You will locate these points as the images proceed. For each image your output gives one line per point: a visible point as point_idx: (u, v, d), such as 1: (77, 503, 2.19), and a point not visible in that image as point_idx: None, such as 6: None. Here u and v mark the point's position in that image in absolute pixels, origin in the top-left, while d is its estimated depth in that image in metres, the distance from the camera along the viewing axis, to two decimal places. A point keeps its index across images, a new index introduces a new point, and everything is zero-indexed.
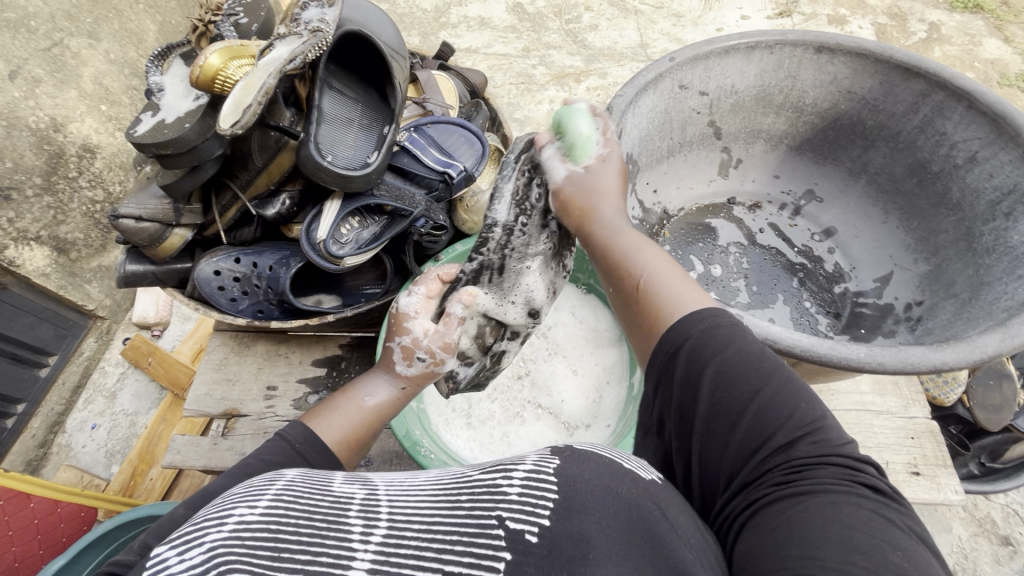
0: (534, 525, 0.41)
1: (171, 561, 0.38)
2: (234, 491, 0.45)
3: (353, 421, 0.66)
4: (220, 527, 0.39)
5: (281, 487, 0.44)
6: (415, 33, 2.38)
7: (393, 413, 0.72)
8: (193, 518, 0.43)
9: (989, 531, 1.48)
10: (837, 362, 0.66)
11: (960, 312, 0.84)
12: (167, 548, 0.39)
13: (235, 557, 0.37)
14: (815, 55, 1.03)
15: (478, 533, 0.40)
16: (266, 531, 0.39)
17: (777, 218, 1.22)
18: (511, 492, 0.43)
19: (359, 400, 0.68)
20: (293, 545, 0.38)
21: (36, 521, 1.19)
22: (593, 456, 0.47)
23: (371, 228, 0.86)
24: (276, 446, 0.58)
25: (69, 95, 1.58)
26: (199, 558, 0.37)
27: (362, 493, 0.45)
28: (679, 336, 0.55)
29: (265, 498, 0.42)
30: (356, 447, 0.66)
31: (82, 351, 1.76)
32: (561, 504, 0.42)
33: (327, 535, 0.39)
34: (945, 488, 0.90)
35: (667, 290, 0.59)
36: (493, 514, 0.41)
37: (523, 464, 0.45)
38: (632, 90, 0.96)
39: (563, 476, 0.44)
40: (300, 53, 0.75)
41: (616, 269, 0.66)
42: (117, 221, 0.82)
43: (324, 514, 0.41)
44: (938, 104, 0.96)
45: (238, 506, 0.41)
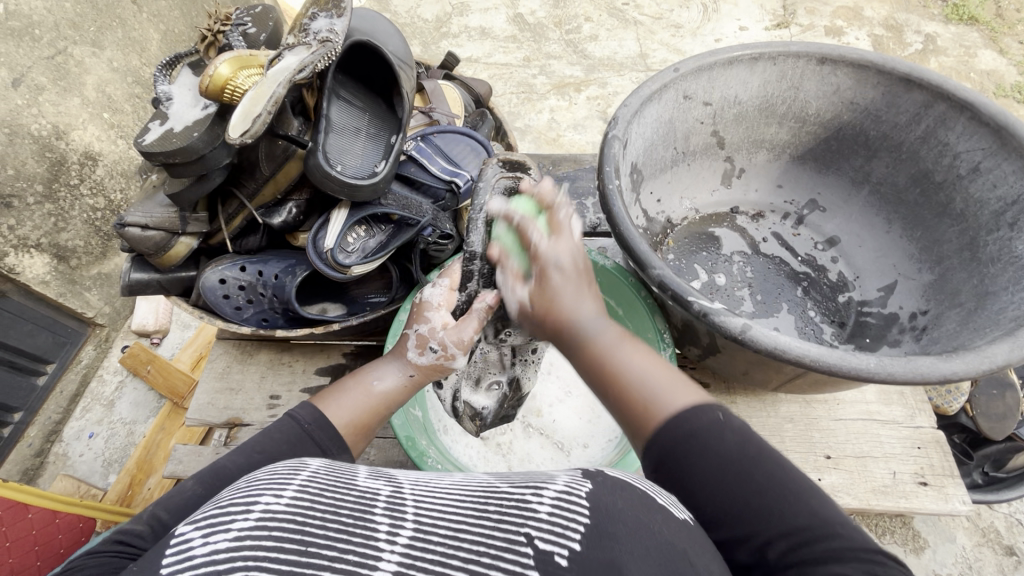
0: (564, 547, 0.42)
1: (194, 545, 0.37)
2: (258, 478, 0.45)
3: (362, 405, 0.67)
4: (249, 514, 0.39)
5: (306, 477, 0.44)
6: (416, 43, 2.40)
7: (402, 403, 0.71)
8: (215, 500, 0.43)
9: (993, 541, 1.47)
10: (847, 371, 0.66)
11: (966, 321, 0.84)
12: (190, 529, 0.39)
13: (263, 549, 0.37)
14: (817, 66, 1.04)
15: (506, 548, 0.41)
16: (293, 522, 0.39)
17: (781, 227, 1.22)
18: (541, 510, 0.44)
19: (369, 384, 0.68)
20: (319, 540, 0.38)
21: (34, 532, 1.18)
22: (626, 485, 0.48)
23: (378, 237, 0.86)
24: (286, 427, 0.61)
25: (72, 103, 1.59)
26: (224, 545, 0.37)
27: (387, 490, 0.45)
28: (671, 438, 0.53)
29: (291, 488, 0.42)
30: (365, 433, 0.67)
31: (81, 359, 1.75)
32: (592, 528, 0.43)
33: (353, 532, 0.39)
34: (953, 499, 0.90)
35: (650, 389, 0.56)
36: (522, 530, 0.42)
37: (554, 484, 0.46)
38: (637, 100, 0.96)
39: (595, 499, 0.45)
40: (309, 62, 0.75)
41: (598, 374, 0.59)
42: (123, 229, 0.82)
43: (351, 508, 0.41)
44: (940, 115, 0.97)
45: (264, 494, 0.41)
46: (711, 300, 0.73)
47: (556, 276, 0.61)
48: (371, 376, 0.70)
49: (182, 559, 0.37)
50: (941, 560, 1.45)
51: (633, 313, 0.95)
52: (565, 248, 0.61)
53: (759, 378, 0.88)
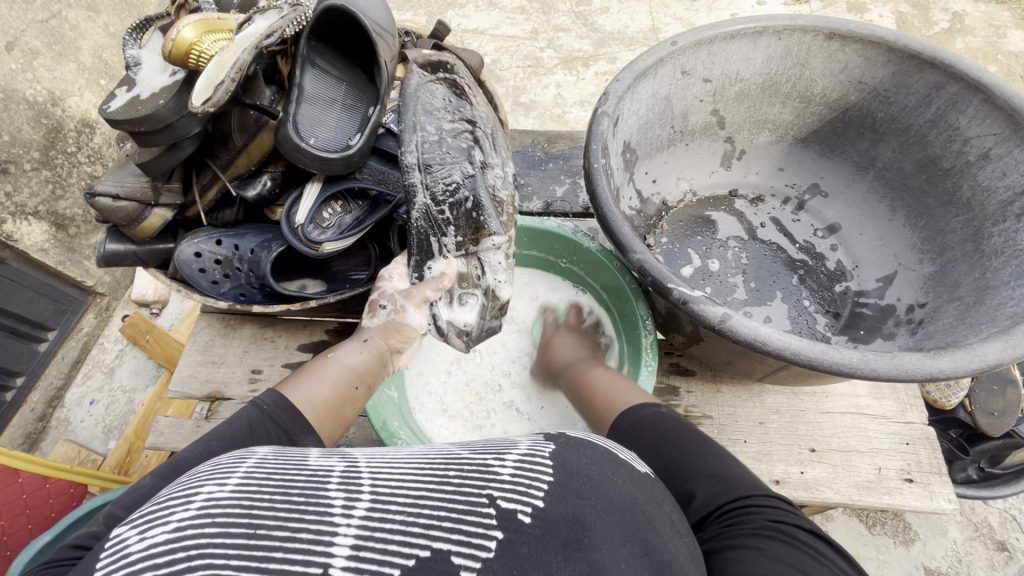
0: (528, 505, 0.40)
1: (129, 542, 0.34)
2: (198, 471, 0.42)
3: (325, 384, 0.68)
4: (188, 505, 0.36)
5: (253, 464, 0.41)
6: (421, 12, 2.33)
7: (363, 380, 0.73)
8: (155, 496, 0.40)
9: (985, 536, 1.46)
10: (828, 366, 0.63)
11: (963, 315, 0.80)
12: (127, 529, 0.36)
13: (205, 537, 0.34)
14: (825, 42, 0.98)
15: (468, 510, 0.38)
16: (239, 507, 0.36)
17: (780, 212, 1.18)
18: (503, 472, 0.42)
19: (332, 360, 0.72)
20: (270, 522, 0.35)
21: (23, 496, 1.20)
22: (588, 445, 0.48)
23: (354, 213, 0.84)
24: (247, 413, 0.59)
25: (67, 68, 1.56)
26: (163, 537, 0.34)
27: (341, 465, 0.42)
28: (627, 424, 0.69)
29: (235, 476, 0.39)
30: (337, 419, 0.67)
31: (82, 328, 1.76)
32: (556, 487, 0.41)
33: (305, 509, 0.36)
34: (938, 497, 0.88)
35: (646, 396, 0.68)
36: (484, 492, 0.40)
37: (515, 450, 0.45)
38: (631, 74, 0.92)
39: (558, 461, 0.44)
40: (278, 28, 0.72)
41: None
42: (93, 199, 0.80)
43: (301, 488, 0.38)
44: (952, 97, 0.91)
45: (206, 484, 0.38)
46: (691, 288, 0.70)
47: (570, 342, 0.96)
48: (332, 355, 0.74)
49: (117, 558, 0.34)
50: (931, 553, 1.43)
51: (618, 296, 0.92)
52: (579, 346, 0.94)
53: (742, 368, 0.85)
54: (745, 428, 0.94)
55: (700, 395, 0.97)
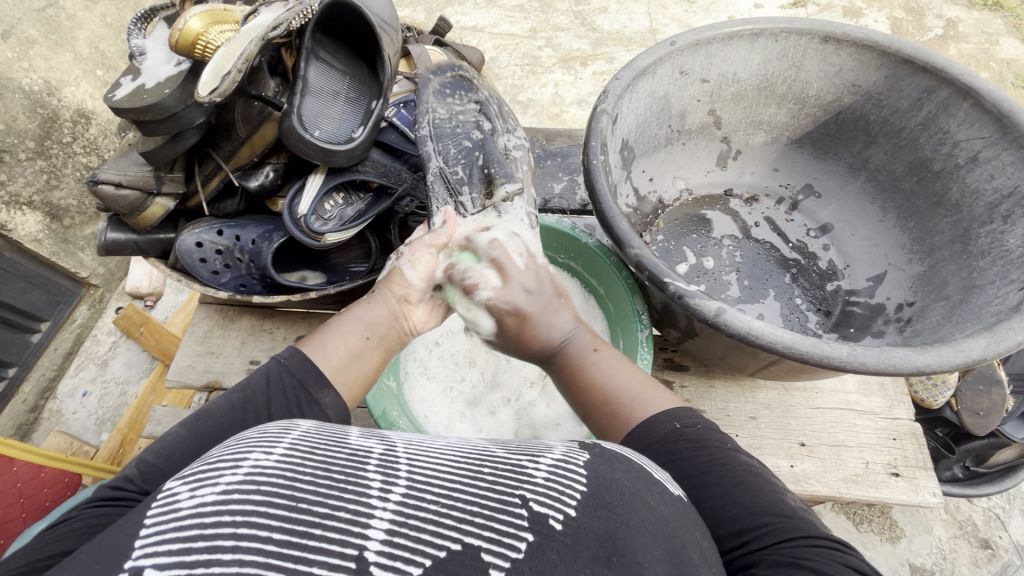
0: (560, 511, 0.41)
1: (182, 498, 0.37)
2: (247, 435, 0.44)
3: (342, 338, 0.63)
4: (236, 470, 0.38)
5: (297, 437, 0.43)
6: (420, 9, 2.33)
7: (379, 331, 0.66)
8: (203, 456, 0.42)
9: (968, 533, 1.49)
10: (818, 360, 0.65)
11: (950, 313, 0.83)
12: (178, 485, 0.38)
13: (251, 502, 0.36)
14: (821, 45, 1.00)
15: (500, 510, 0.40)
16: (283, 477, 0.38)
17: (774, 212, 1.20)
18: (536, 475, 0.43)
19: (343, 314, 0.66)
20: (310, 496, 0.37)
21: (18, 485, 1.20)
22: (623, 458, 0.48)
23: (356, 205, 0.85)
24: (266, 367, 0.58)
25: (64, 58, 1.56)
26: (211, 498, 0.36)
27: (380, 448, 0.44)
28: (648, 437, 0.55)
29: (281, 446, 0.41)
30: (354, 373, 0.61)
31: (75, 319, 1.76)
32: (589, 497, 0.42)
33: (345, 488, 0.38)
34: (923, 491, 0.90)
35: (620, 388, 0.59)
36: (517, 493, 0.41)
37: (550, 454, 0.46)
38: (630, 73, 0.93)
39: (593, 471, 0.45)
40: (284, 20, 0.72)
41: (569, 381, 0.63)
42: (96, 186, 0.80)
43: (342, 466, 0.40)
44: (943, 101, 0.93)
45: (254, 450, 0.40)
46: (687, 282, 0.72)
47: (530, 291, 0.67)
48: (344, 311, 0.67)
49: (168, 512, 0.36)
50: (915, 550, 1.46)
51: (614, 292, 0.94)
52: (523, 283, 0.68)
53: (736, 363, 0.87)
54: (737, 422, 0.96)
55: (694, 390, 0.99)
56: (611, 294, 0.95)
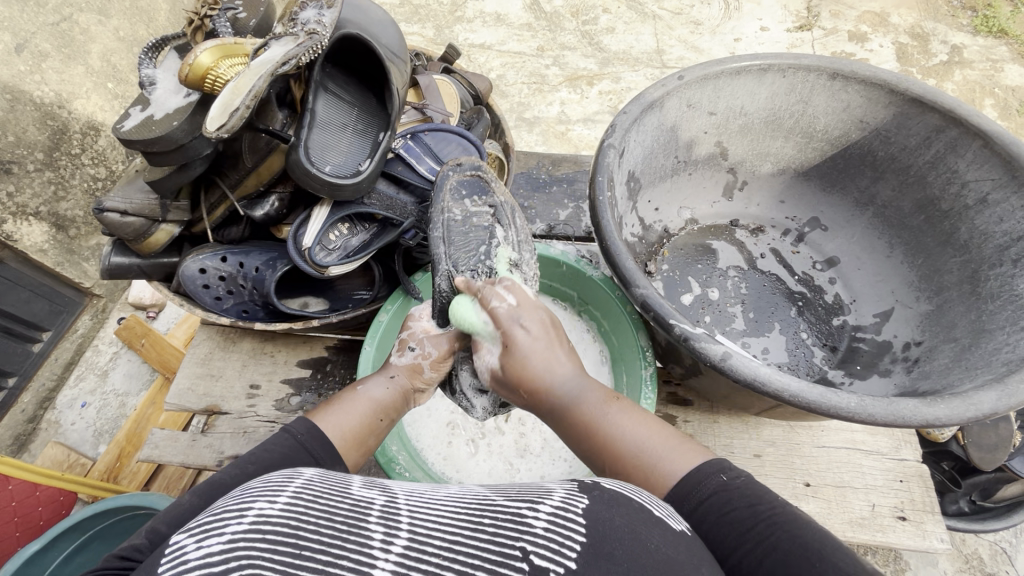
0: (561, 565, 0.40)
1: (188, 548, 0.37)
2: (253, 484, 0.44)
3: (356, 415, 0.68)
4: (242, 519, 0.39)
5: (301, 484, 0.44)
6: (429, 25, 2.35)
7: (390, 411, 0.73)
8: (210, 506, 0.42)
9: (975, 568, 1.47)
10: (826, 409, 0.64)
11: (959, 357, 0.81)
12: (185, 537, 0.39)
13: (256, 550, 0.36)
14: (829, 81, 1.00)
15: (501, 562, 0.40)
16: (287, 526, 0.38)
17: (779, 243, 1.20)
18: (536, 525, 0.42)
19: (358, 391, 0.72)
20: (313, 544, 0.38)
21: (13, 503, 1.19)
22: (624, 501, 0.47)
23: (361, 236, 0.84)
24: (279, 438, 0.59)
25: (76, 71, 1.57)
26: (219, 547, 0.37)
27: (381, 499, 0.44)
28: (681, 495, 0.54)
29: (285, 494, 0.42)
30: (363, 447, 0.67)
31: (77, 329, 1.75)
32: (590, 547, 0.42)
33: (347, 537, 0.39)
34: (931, 536, 0.88)
35: (643, 453, 0.59)
36: (518, 544, 0.41)
37: (550, 500, 0.45)
38: (638, 107, 0.93)
39: (593, 517, 0.44)
40: (294, 56, 0.72)
41: (590, 452, 0.64)
42: (102, 214, 0.80)
43: (345, 516, 0.40)
44: (952, 141, 0.93)
45: (258, 500, 0.41)
46: (693, 324, 0.71)
47: (526, 324, 0.71)
48: (359, 386, 0.73)
49: (176, 563, 0.37)
50: None
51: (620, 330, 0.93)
52: (528, 313, 0.72)
53: (742, 403, 0.86)
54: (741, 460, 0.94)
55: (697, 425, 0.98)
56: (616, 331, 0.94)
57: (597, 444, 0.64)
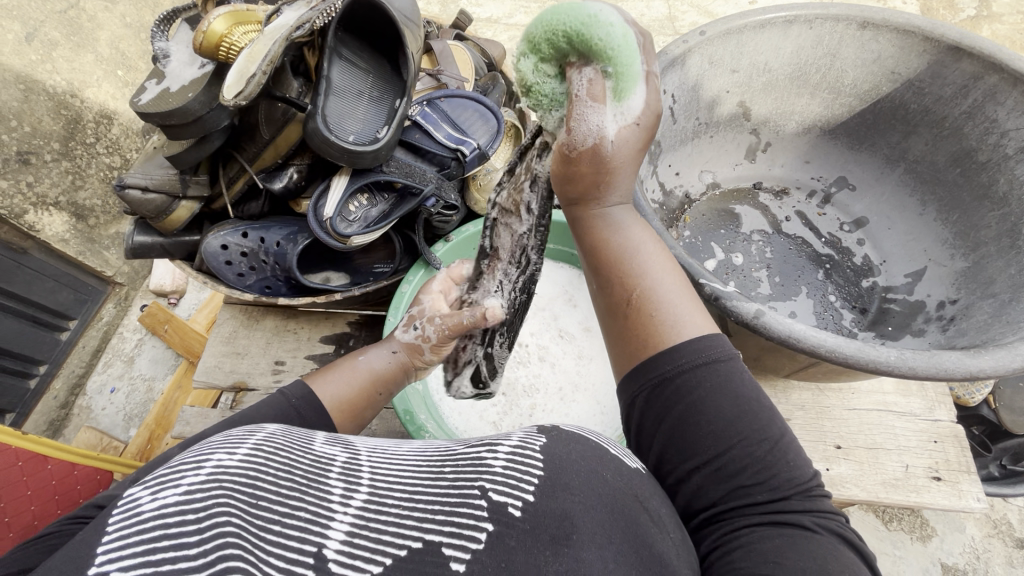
0: (519, 499, 0.41)
1: (142, 501, 0.35)
2: (210, 440, 0.42)
3: (350, 382, 0.68)
4: (199, 470, 0.37)
5: (261, 438, 0.42)
6: (435, 1, 2.30)
7: (387, 385, 0.73)
8: (166, 462, 0.40)
9: (1005, 532, 1.45)
10: (864, 364, 0.62)
11: (999, 313, 0.79)
12: (139, 490, 0.37)
13: (215, 501, 0.35)
14: (858, 31, 0.96)
15: (459, 504, 0.40)
16: (245, 477, 0.37)
17: (805, 206, 1.17)
18: (495, 465, 0.43)
19: (358, 360, 0.72)
20: (271, 496, 0.37)
21: (53, 482, 1.22)
22: (579, 439, 0.48)
23: (380, 206, 0.84)
24: (274, 399, 0.61)
25: (86, 59, 1.57)
26: (173, 499, 0.35)
27: (343, 456, 0.44)
28: (688, 358, 0.51)
29: (245, 446, 0.40)
30: (353, 413, 0.67)
31: (102, 317, 1.78)
32: (546, 481, 0.42)
33: (306, 491, 0.39)
34: (966, 496, 0.87)
35: (670, 306, 0.53)
36: (476, 485, 0.42)
37: (509, 440, 0.46)
38: (658, 66, 0.90)
39: (549, 453, 0.45)
40: (308, 19, 0.69)
41: (612, 274, 0.56)
42: (123, 191, 0.80)
43: (304, 471, 0.40)
44: (991, 88, 0.88)
45: (217, 452, 0.39)
46: (723, 283, 0.69)
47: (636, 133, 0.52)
48: (359, 356, 0.73)
49: (129, 516, 0.34)
50: (948, 549, 1.43)
51: None
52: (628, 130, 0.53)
53: (771, 364, 0.85)
54: None
55: None
56: None
57: (605, 240, 0.56)
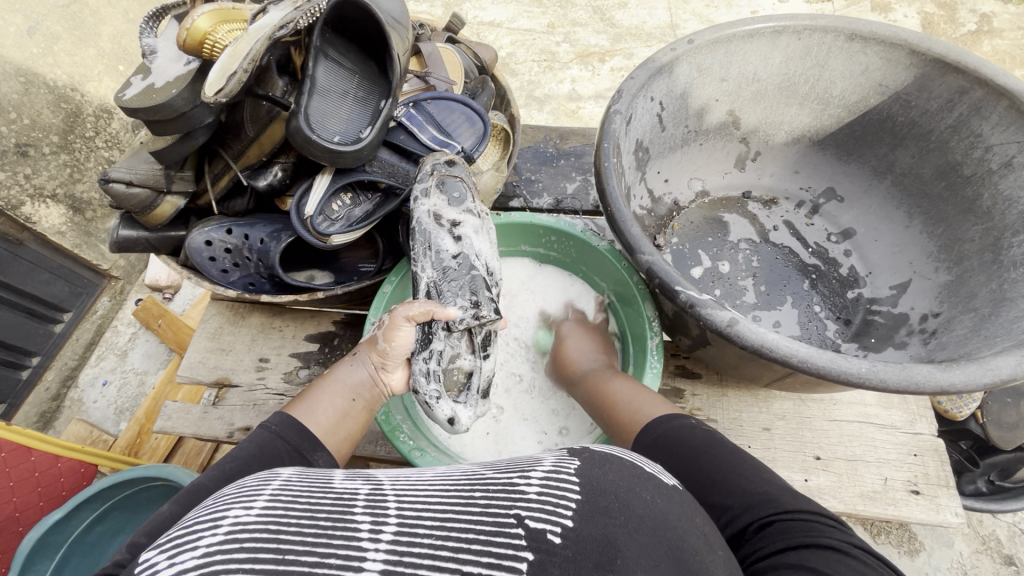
0: (557, 525, 0.41)
1: (160, 566, 0.36)
2: (225, 493, 0.43)
3: (330, 404, 0.71)
4: (216, 530, 0.37)
5: (277, 488, 0.43)
6: (438, 3, 2.32)
7: (366, 394, 0.76)
8: (180, 521, 0.41)
9: (993, 549, 1.44)
10: (835, 375, 0.62)
11: (978, 327, 0.79)
12: (156, 554, 0.37)
13: (233, 564, 0.35)
14: (846, 43, 0.96)
15: (497, 532, 0.40)
16: (266, 532, 0.37)
17: (793, 216, 1.17)
18: (529, 491, 0.43)
19: (328, 378, 0.75)
20: (297, 547, 0.36)
21: (36, 473, 1.23)
22: (613, 460, 0.48)
23: (364, 206, 0.84)
24: (257, 434, 0.62)
25: (87, 53, 1.58)
26: (192, 562, 0.35)
27: (365, 488, 0.43)
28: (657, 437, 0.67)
29: (261, 499, 0.41)
30: (342, 433, 0.70)
31: (95, 310, 1.78)
32: (585, 505, 0.42)
33: (333, 534, 0.38)
34: (944, 510, 0.86)
35: (641, 407, 0.73)
36: (512, 512, 0.41)
37: (540, 467, 0.46)
38: (645, 73, 0.90)
39: (585, 477, 0.45)
40: (291, 19, 0.71)
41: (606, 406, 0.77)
42: (107, 184, 0.80)
43: (328, 512, 0.39)
44: (975, 102, 0.89)
45: (233, 508, 0.40)
46: (699, 291, 0.69)
47: None
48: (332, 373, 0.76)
49: None
50: (936, 565, 1.42)
51: (627, 299, 0.92)
52: None
53: (750, 372, 0.84)
54: (749, 433, 0.93)
55: (706, 399, 0.96)
56: (624, 301, 0.93)
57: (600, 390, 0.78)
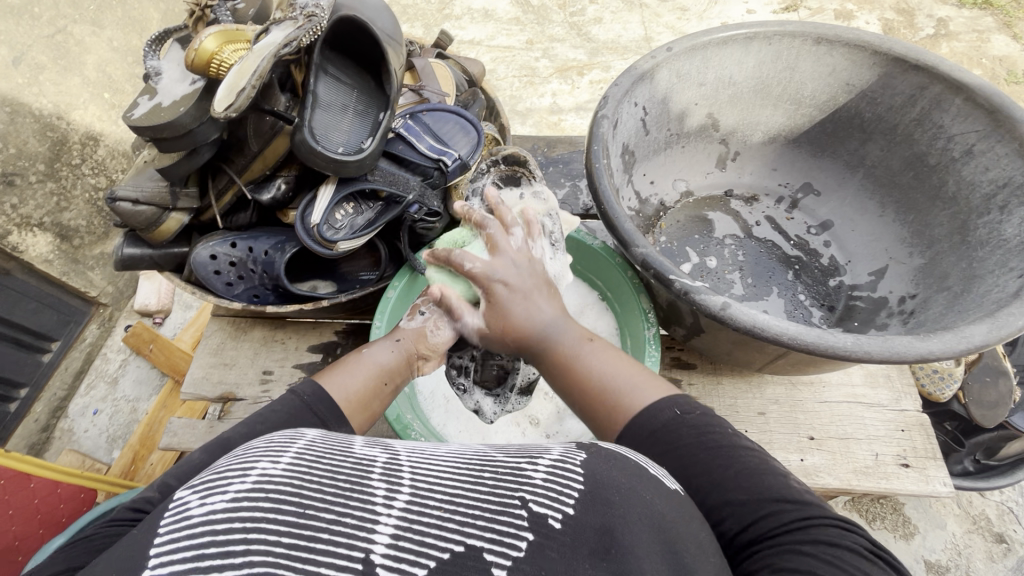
0: (559, 510, 0.40)
1: (192, 506, 0.36)
2: (252, 445, 0.43)
3: (361, 378, 0.67)
4: (244, 478, 0.37)
5: (302, 446, 0.43)
6: (418, 24, 2.38)
7: (397, 377, 0.70)
8: (211, 466, 0.41)
9: (983, 528, 1.49)
10: (824, 350, 0.66)
11: (952, 303, 0.84)
12: (188, 493, 0.38)
13: (259, 511, 0.35)
14: (814, 46, 1.03)
15: (501, 511, 0.40)
16: (290, 485, 0.37)
17: (774, 211, 1.22)
18: (535, 476, 0.43)
19: (361, 354, 0.70)
20: (317, 503, 0.37)
21: (34, 501, 1.21)
22: (620, 458, 0.47)
23: (366, 214, 0.87)
24: (286, 398, 0.61)
25: (72, 82, 1.60)
26: (221, 505, 0.35)
27: (384, 457, 0.43)
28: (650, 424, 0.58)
29: (287, 454, 0.41)
30: (367, 411, 0.66)
31: (84, 338, 1.77)
32: (587, 495, 0.42)
33: (350, 495, 0.38)
34: (934, 481, 0.91)
35: (620, 383, 0.62)
36: (517, 494, 0.41)
37: (548, 455, 0.45)
38: (629, 79, 0.96)
39: (590, 470, 0.44)
40: (296, 37, 0.76)
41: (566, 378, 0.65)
42: (114, 203, 0.83)
43: (347, 475, 0.40)
44: (936, 96, 0.96)
45: (260, 460, 0.39)
46: (692, 278, 0.73)
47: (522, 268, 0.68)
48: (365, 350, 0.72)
49: (180, 519, 0.36)
50: (930, 546, 1.46)
51: (621, 293, 0.96)
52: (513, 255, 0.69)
53: (744, 358, 0.88)
54: (746, 418, 0.97)
55: (702, 387, 1.00)
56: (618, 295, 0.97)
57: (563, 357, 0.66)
